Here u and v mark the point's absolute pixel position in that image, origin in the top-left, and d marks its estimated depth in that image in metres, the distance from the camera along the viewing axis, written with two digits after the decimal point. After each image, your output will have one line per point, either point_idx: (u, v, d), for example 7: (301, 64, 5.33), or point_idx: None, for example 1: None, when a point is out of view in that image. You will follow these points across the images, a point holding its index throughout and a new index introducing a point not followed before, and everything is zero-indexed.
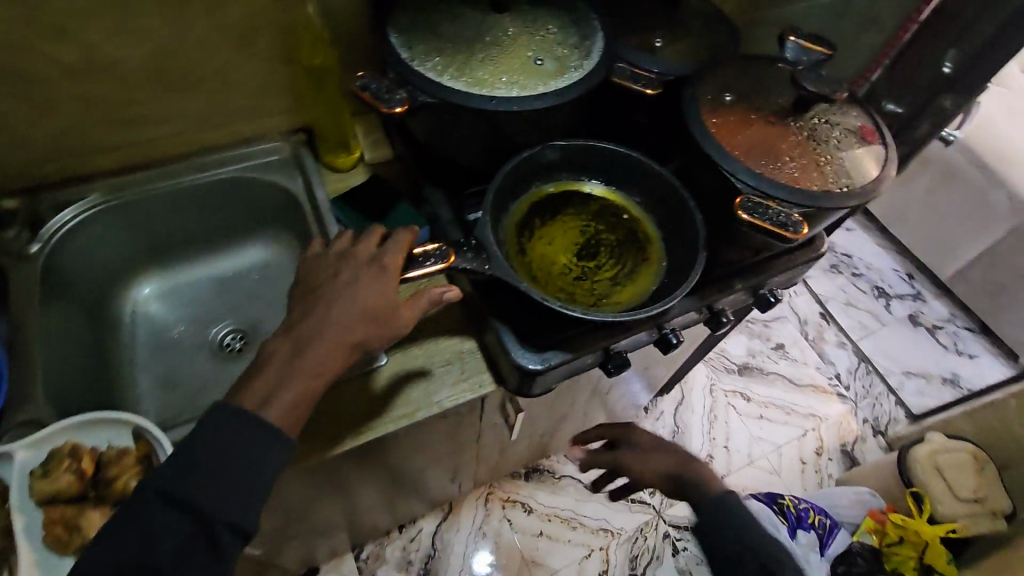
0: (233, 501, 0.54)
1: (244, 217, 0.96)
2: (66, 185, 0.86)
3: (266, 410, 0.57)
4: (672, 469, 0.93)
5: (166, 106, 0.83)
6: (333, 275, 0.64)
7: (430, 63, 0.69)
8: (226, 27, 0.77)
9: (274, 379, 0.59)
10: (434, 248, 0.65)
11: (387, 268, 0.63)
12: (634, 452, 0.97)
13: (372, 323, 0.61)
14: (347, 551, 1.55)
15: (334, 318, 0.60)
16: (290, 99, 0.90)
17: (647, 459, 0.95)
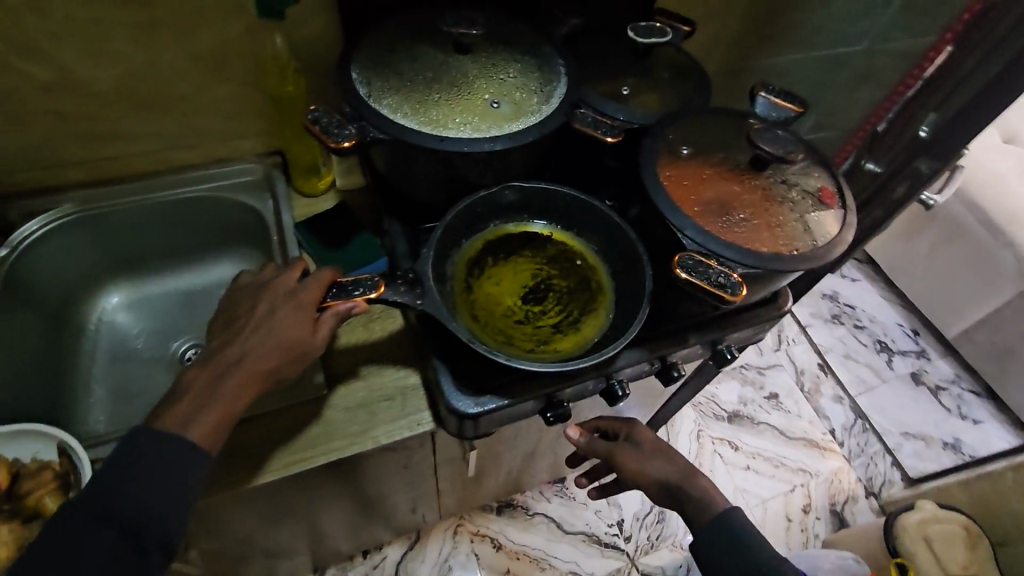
0: (143, 526, 0.54)
1: (214, 235, 0.97)
2: (41, 194, 0.88)
3: (182, 439, 0.56)
4: (674, 479, 0.79)
5: (141, 123, 0.86)
6: (251, 308, 0.65)
7: (385, 100, 0.70)
8: (199, 53, 0.80)
9: (194, 411, 0.58)
10: (364, 278, 0.64)
11: (303, 303, 0.64)
12: (635, 449, 0.82)
13: (285, 352, 0.62)
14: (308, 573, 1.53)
15: (264, 346, 0.61)
16: (264, 123, 0.92)
17: (648, 463, 0.80)
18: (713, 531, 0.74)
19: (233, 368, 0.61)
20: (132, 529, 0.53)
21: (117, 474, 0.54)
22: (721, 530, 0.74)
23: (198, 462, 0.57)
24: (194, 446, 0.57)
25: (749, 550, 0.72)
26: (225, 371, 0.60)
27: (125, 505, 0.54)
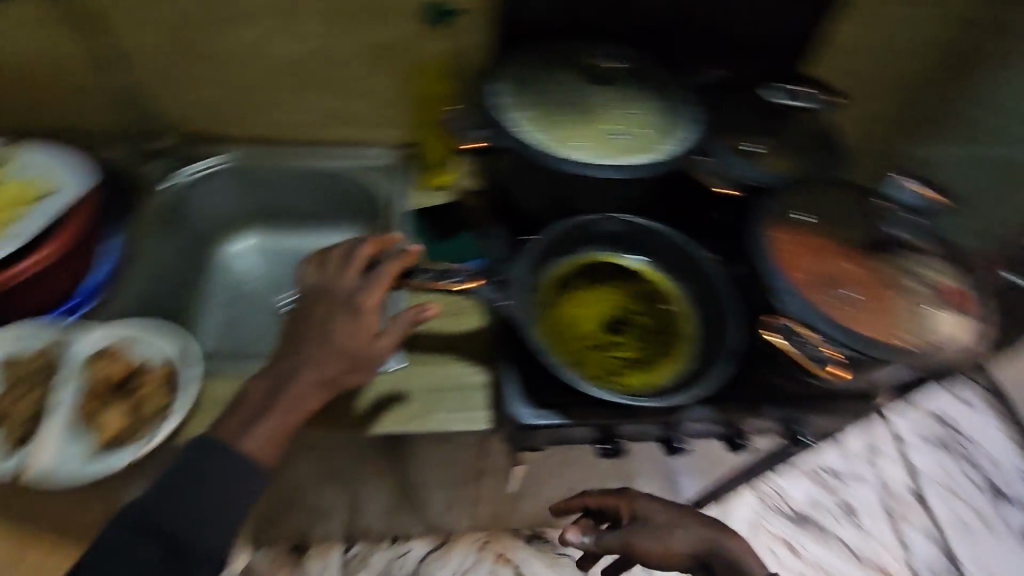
0: (195, 523, 0.57)
1: (338, 208, 1.07)
2: (213, 142, 1.02)
3: (237, 452, 0.59)
4: (700, 549, 0.74)
5: (306, 98, 0.98)
6: (310, 309, 0.67)
7: (516, 114, 0.75)
8: (369, 47, 0.91)
9: (250, 425, 0.61)
10: (463, 267, 0.69)
11: (361, 307, 0.66)
12: (645, 527, 0.75)
13: (342, 362, 0.64)
14: (339, 541, 1.61)
15: (319, 345, 0.64)
16: (406, 117, 1.02)
17: (666, 540, 0.74)
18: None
19: (290, 377, 0.63)
20: (172, 516, 0.57)
21: (170, 486, 0.58)
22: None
23: (250, 474, 0.59)
24: (248, 455, 0.59)
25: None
26: (280, 383, 0.63)
27: (173, 503, 0.57)
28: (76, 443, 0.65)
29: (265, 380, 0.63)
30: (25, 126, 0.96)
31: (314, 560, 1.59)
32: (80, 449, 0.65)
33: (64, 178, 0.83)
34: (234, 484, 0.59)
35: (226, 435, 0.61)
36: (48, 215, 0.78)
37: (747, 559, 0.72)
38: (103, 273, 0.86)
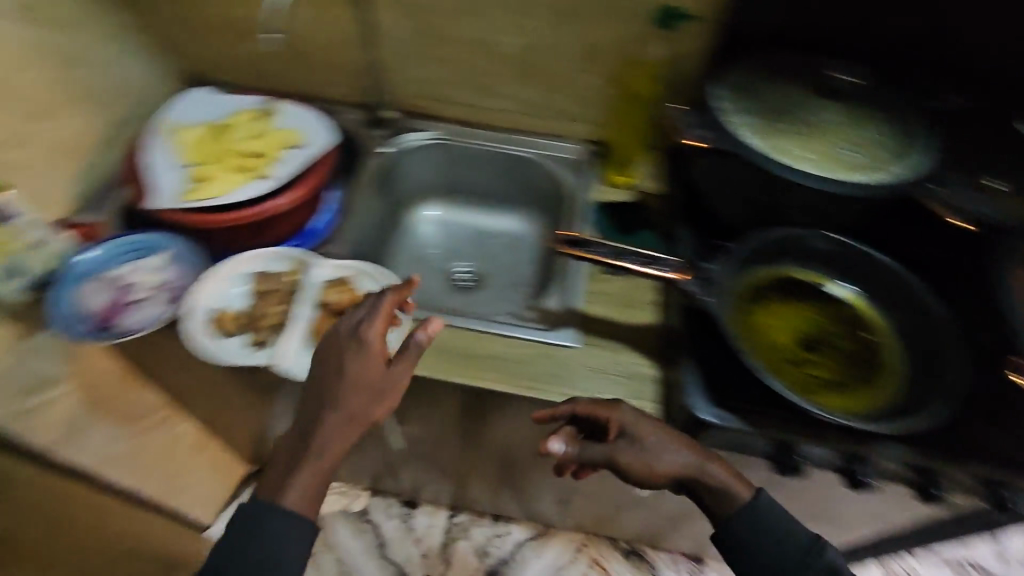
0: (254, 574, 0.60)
1: (521, 193, 1.16)
2: (424, 118, 1.13)
3: (283, 508, 0.61)
4: (690, 475, 0.67)
5: (515, 89, 1.05)
6: (321, 355, 0.67)
7: (738, 118, 0.76)
8: (586, 43, 0.94)
9: (285, 484, 0.63)
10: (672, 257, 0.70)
11: (367, 340, 0.65)
12: (633, 446, 0.67)
13: (365, 396, 0.65)
14: (446, 506, 1.69)
15: (335, 388, 0.64)
16: (604, 115, 1.05)
17: (656, 462, 0.67)
18: (748, 524, 0.65)
19: (318, 418, 0.64)
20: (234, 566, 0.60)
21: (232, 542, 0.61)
22: (751, 520, 0.66)
23: (297, 522, 0.61)
24: (292, 507, 0.62)
25: (779, 536, 0.65)
26: (316, 418, 0.64)
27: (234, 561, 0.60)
28: (314, 348, 0.78)
29: (295, 430, 0.66)
30: (283, 85, 1.12)
31: (421, 519, 1.68)
32: (316, 355, 0.77)
33: (311, 132, 0.96)
34: (287, 538, 0.61)
35: (268, 494, 0.63)
36: (300, 164, 0.92)
37: (730, 488, 0.67)
38: (324, 222, 0.97)
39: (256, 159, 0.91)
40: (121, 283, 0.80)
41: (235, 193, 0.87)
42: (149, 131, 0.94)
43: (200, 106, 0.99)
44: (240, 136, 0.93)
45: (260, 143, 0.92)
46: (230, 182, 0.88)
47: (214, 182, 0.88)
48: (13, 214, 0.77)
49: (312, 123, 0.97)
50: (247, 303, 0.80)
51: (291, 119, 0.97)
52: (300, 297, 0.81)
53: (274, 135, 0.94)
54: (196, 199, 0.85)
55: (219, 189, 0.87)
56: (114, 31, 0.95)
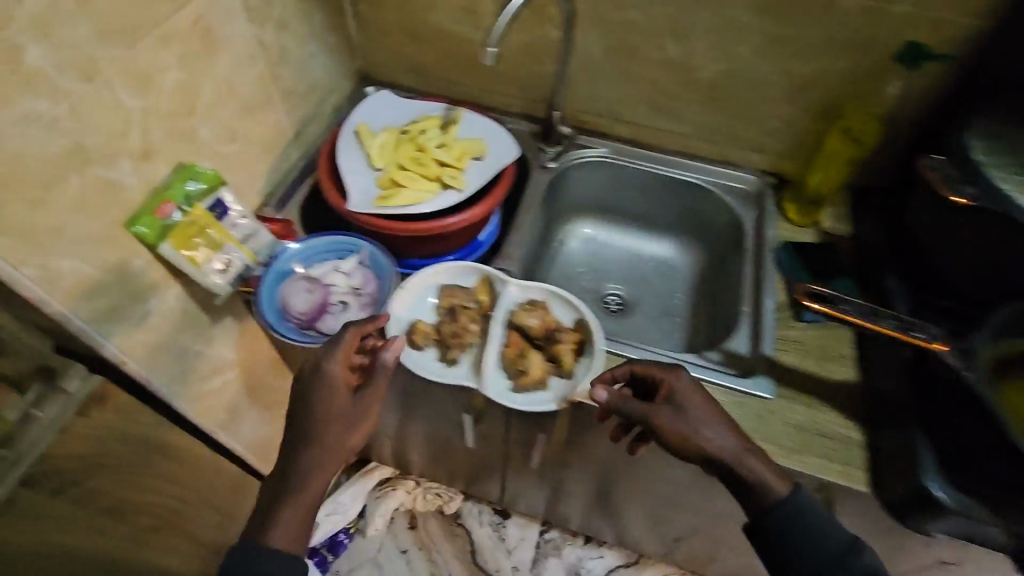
0: None
1: (683, 220, 1.11)
2: (592, 134, 1.09)
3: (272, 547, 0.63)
4: (730, 459, 0.65)
5: (698, 113, 1.00)
6: (297, 406, 0.70)
7: (1002, 169, 0.66)
8: (796, 74, 0.89)
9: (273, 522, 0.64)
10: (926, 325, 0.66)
11: (329, 375, 0.70)
12: (678, 414, 0.67)
13: (338, 426, 0.69)
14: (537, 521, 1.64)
15: (320, 417, 0.68)
16: (791, 148, 0.99)
17: (693, 434, 0.65)
18: (785, 516, 0.63)
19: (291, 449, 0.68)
20: None
21: None
22: (795, 516, 0.63)
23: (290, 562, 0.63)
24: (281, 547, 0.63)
25: (824, 538, 0.62)
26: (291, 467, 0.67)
27: None
28: (507, 372, 0.76)
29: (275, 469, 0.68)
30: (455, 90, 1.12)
31: (512, 530, 1.64)
32: (510, 379, 0.76)
33: (495, 144, 0.94)
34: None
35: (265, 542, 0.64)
36: (485, 177, 0.90)
37: (766, 483, 0.64)
38: (489, 234, 0.96)
39: (443, 167, 0.89)
40: (325, 285, 0.80)
41: (425, 202, 0.86)
42: (342, 129, 0.94)
43: (388, 108, 0.98)
44: (429, 141, 0.92)
45: (448, 151, 0.90)
46: (420, 190, 0.87)
47: (404, 188, 0.87)
48: (227, 211, 0.77)
49: (495, 134, 0.95)
50: (440, 315, 0.80)
51: (476, 128, 0.96)
52: (495, 318, 0.78)
53: (460, 143, 0.92)
54: (387, 204, 0.85)
55: (409, 195, 0.86)
56: (314, 30, 0.96)
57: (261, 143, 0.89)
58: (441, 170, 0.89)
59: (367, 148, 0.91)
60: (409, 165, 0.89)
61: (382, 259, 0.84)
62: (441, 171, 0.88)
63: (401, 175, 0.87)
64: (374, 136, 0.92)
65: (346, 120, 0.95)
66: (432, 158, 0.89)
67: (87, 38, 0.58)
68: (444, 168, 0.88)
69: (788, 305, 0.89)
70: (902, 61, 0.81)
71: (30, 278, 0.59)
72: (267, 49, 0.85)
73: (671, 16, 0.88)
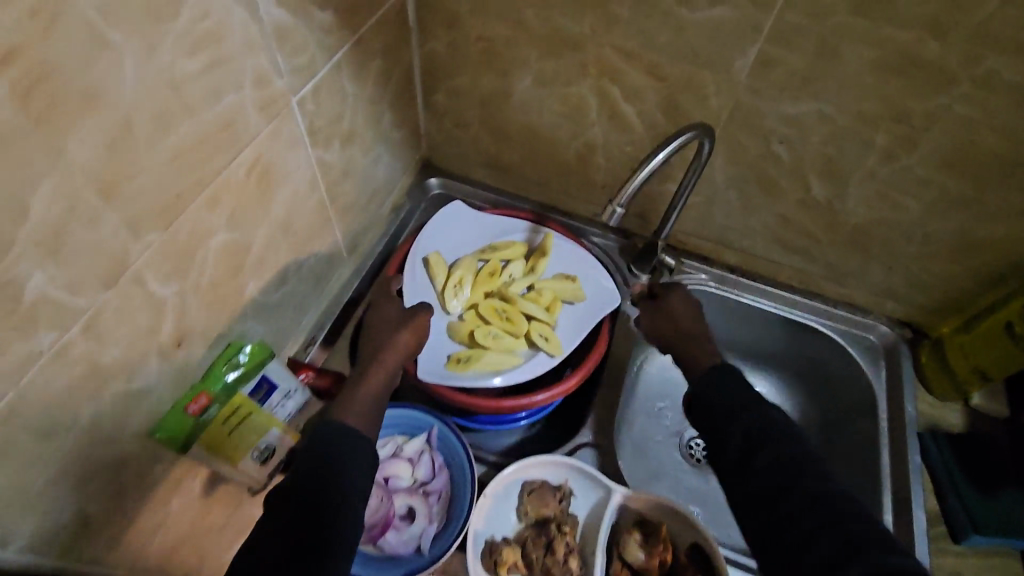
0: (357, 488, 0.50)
1: (787, 361, 0.95)
2: (694, 257, 0.94)
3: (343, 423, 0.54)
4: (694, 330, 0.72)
5: (830, 255, 0.84)
6: None
7: None
8: (972, 236, 0.72)
9: None
10: None
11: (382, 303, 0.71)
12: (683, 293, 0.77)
13: (387, 330, 0.67)
14: None
15: (376, 331, 0.67)
16: (937, 303, 0.83)
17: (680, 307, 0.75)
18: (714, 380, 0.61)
19: None
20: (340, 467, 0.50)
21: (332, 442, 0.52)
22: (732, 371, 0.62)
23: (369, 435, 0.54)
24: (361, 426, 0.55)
25: (750, 388, 0.59)
26: None
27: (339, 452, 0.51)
28: None
29: None
30: (532, 191, 0.96)
31: None
32: None
33: (592, 289, 0.78)
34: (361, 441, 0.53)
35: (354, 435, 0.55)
36: (580, 335, 0.74)
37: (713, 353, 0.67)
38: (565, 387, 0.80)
39: (532, 321, 0.73)
40: (383, 482, 0.64)
41: (509, 368, 0.70)
42: (411, 256, 0.78)
43: (460, 227, 0.82)
44: (514, 285, 0.77)
45: (537, 300, 0.75)
46: (505, 351, 0.71)
47: (486, 348, 0.71)
48: (272, 389, 0.62)
49: (592, 274, 0.79)
50: (529, 530, 0.65)
51: (568, 266, 0.80)
52: (598, 542, 0.63)
53: (550, 288, 0.76)
54: (464, 368, 0.69)
55: (492, 358, 0.70)
56: (383, 130, 0.81)
57: (313, 274, 0.74)
58: (530, 325, 0.73)
59: (439, 288, 0.75)
60: (492, 315, 0.73)
61: (455, 446, 0.68)
62: (530, 327, 0.73)
63: (481, 331, 0.72)
64: (450, 272, 0.76)
65: (415, 243, 0.79)
66: (519, 309, 0.73)
67: (117, 234, 0.42)
68: (534, 324, 0.73)
69: (941, 517, 0.73)
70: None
71: (25, 542, 0.44)
72: (331, 166, 0.70)
73: (825, 157, 0.72)
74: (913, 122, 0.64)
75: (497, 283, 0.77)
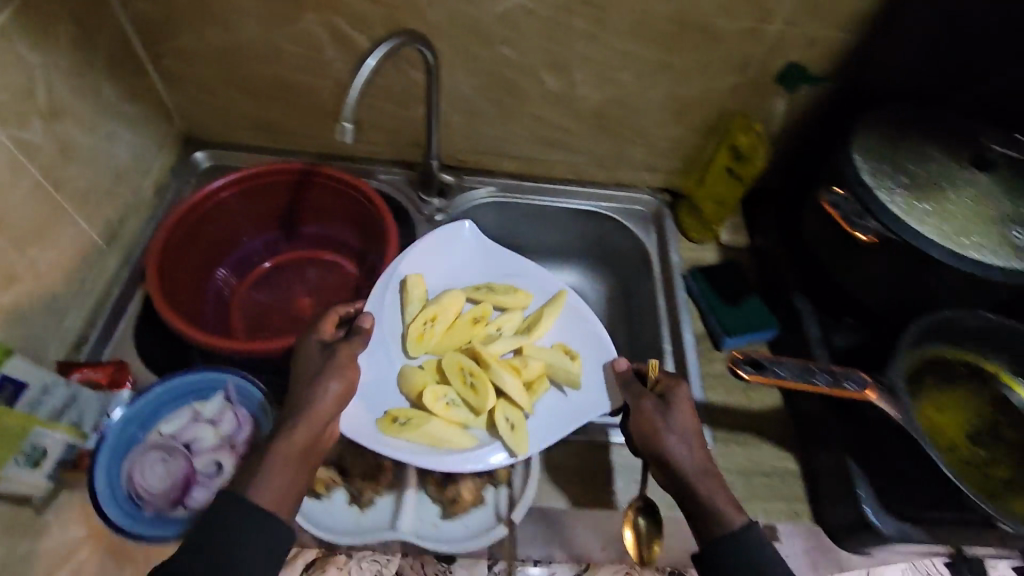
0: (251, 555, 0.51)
1: (584, 248, 1.04)
2: (477, 174, 0.99)
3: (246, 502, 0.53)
4: (691, 473, 0.59)
5: (585, 142, 0.93)
6: None
7: (893, 195, 0.68)
8: (680, 97, 0.84)
9: None
10: (788, 360, 0.62)
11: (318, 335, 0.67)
12: (667, 408, 0.63)
13: (307, 379, 0.62)
14: None
15: (301, 372, 0.63)
16: (679, 165, 0.96)
17: (665, 446, 0.61)
18: (731, 549, 0.54)
19: None
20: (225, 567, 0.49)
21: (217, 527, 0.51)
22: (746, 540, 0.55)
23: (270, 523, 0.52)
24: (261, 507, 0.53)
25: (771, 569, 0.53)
26: None
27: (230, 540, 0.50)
28: (438, 501, 0.67)
29: None
30: (305, 143, 0.94)
31: None
32: (438, 505, 0.67)
33: (587, 373, 0.76)
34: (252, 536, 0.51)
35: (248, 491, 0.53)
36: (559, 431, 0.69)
37: (719, 506, 0.57)
38: None
39: (500, 397, 0.70)
40: (185, 448, 0.65)
41: (450, 445, 0.65)
42: (386, 272, 0.79)
43: (433, 260, 0.84)
44: (499, 346, 0.76)
45: (518, 374, 0.72)
46: (454, 424, 0.67)
47: (433, 414, 0.68)
48: (22, 386, 0.60)
49: (592, 351, 0.78)
50: (344, 445, 0.68)
51: (568, 340, 0.80)
52: None
53: (541, 363, 0.74)
54: (399, 430, 0.65)
55: (431, 429, 0.66)
56: (104, 106, 0.76)
57: (55, 271, 0.70)
58: (497, 403, 0.69)
59: (409, 322, 0.76)
60: (458, 378, 0.71)
61: (255, 396, 0.69)
62: (498, 405, 0.69)
63: (437, 395, 0.69)
64: (428, 305, 0.77)
65: (393, 263, 0.80)
66: (490, 381, 0.69)
67: None
68: (500, 403, 0.69)
69: (706, 335, 0.87)
70: (784, 79, 0.80)
71: None
72: (37, 149, 0.65)
73: (542, 50, 0.79)
74: (594, 2, 0.73)
75: (479, 335, 0.77)
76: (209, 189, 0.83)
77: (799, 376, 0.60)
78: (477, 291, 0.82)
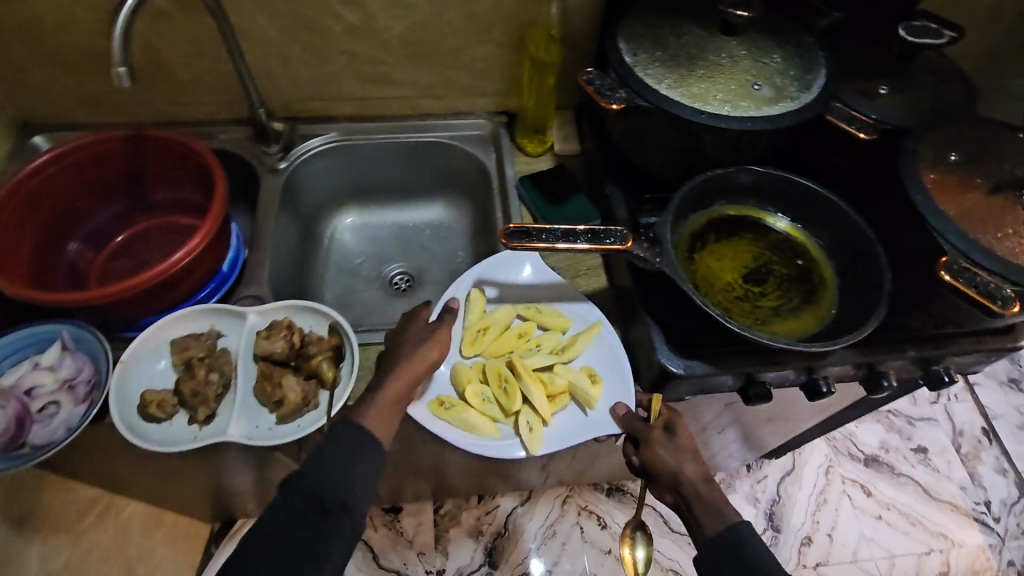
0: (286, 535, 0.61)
1: (436, 180, 1.08)
2: (316, 121, 1.02)
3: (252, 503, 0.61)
4: (697, 484, 0.68)
5: (407, 72, 0.97)
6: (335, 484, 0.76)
7: (651, 69, 0.74)
8: (476, 12, 0.89)
9: None
10: (614, 228, 0.68)
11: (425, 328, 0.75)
12: (670, 437, 0.71)
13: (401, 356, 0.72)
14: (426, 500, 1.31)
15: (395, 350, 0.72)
16: (503, 84, 1.01)
17: (673, 470, 0.69)
18: (723, 545, 0.65)
19: None
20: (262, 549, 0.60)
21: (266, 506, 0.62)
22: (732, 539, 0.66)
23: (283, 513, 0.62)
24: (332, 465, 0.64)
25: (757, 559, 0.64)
26: None
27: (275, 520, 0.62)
28: (269, 407, 0.74)
29: None
30: (140, 113, 0.97)
31: (409, 520, 1.31)
32: (272, 411, 0.73)
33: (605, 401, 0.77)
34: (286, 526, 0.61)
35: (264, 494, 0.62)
36: (566, 443, 0.76)
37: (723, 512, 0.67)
38: (233, 261, 0.86)
39: (524, 406, 0.76)
40: (23, 395, 0.69)
41: (479, 434, 0.75)
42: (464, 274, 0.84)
43: (507, 275, 0.85)
44: (534, 359, 0.79)
45: (544, 389, 0.76)
46: (484, 419, 0.76)
47: (470, 406, 0.76)
48: None
49: (618, 386, 0.77)
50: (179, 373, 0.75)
51: (596, 365, 0.79)
52: (241, 353, 0.76)
53: (565, 383, 0.77)
54: (443, 412, 0.74)
55: (468, 420, 0.74)
56: None
57: None
58: (521, 407, 0.76)
59: (465, 324, 0.80)
60: (496, 378, 0.78)
61: (89, 338, 0.73)
62: (520, 410, 0.76)
63: (476, 391, 0.76)
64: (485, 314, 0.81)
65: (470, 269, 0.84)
66: (520, 391, 0.76)
67: None
68: (524, 410, 0.76)
69: None
70: None
71: None
72: None
73: None
74: None
75: (520, 348, 0.80)
76: (34, 165, 0.84)
77: (561, 237, 0.68)
78: (528, 308, 0.82)
